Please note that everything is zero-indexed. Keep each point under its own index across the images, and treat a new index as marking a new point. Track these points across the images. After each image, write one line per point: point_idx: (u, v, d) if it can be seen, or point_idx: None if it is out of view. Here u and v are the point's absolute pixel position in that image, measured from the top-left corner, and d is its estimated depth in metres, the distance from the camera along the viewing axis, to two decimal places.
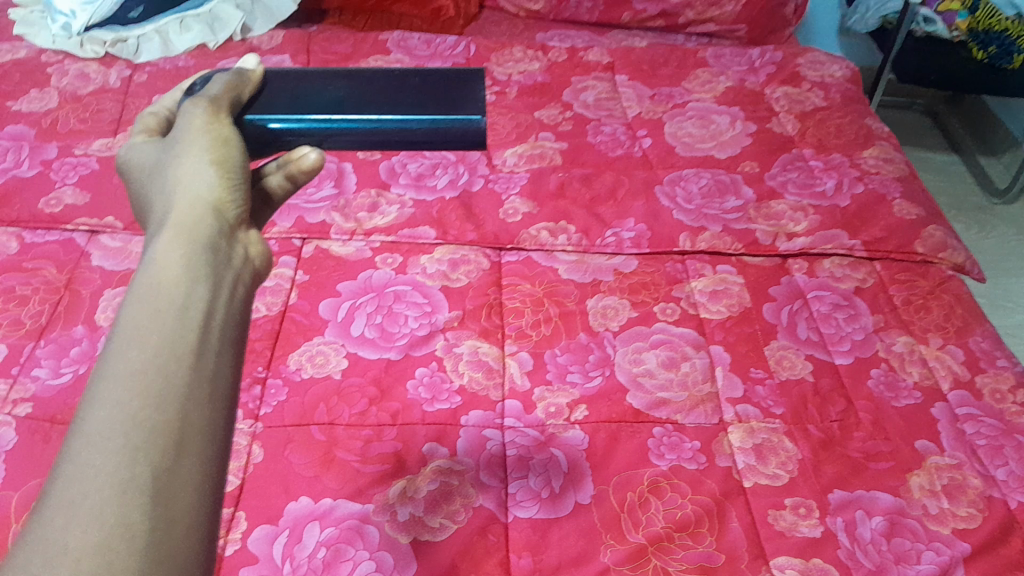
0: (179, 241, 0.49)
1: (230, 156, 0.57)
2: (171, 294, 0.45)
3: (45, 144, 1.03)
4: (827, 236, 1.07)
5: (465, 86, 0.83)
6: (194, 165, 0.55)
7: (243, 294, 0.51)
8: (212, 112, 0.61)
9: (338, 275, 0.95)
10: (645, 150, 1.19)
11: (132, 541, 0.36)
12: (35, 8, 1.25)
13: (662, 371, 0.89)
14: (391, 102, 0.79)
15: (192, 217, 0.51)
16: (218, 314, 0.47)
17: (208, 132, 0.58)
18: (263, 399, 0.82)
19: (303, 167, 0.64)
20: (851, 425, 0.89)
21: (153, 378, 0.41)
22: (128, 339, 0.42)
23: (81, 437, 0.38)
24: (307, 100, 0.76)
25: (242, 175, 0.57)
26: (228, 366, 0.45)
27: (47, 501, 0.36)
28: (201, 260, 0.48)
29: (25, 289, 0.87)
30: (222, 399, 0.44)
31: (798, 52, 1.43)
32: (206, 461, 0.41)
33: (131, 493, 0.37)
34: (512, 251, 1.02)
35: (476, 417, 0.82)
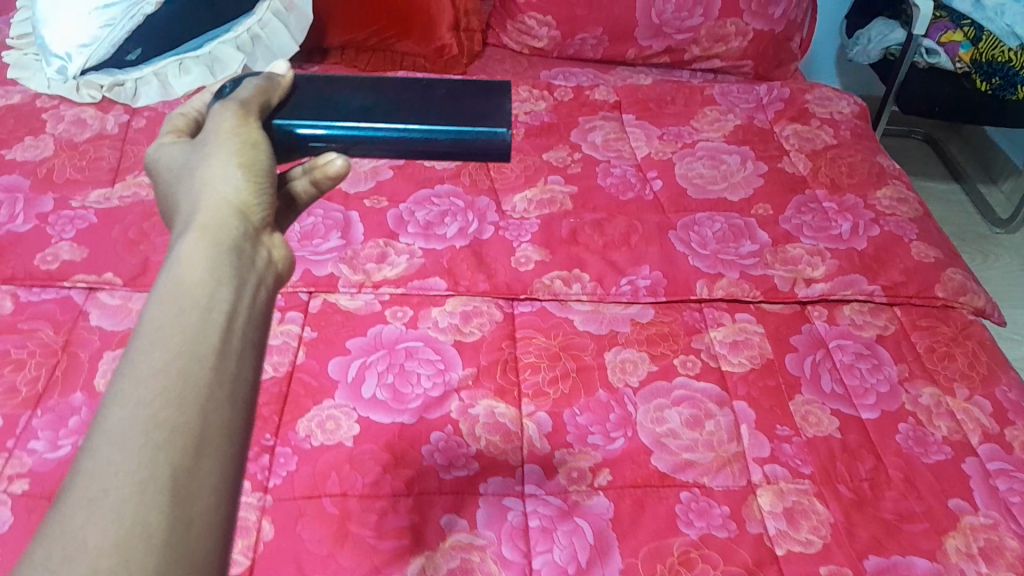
0: (204, 238, 0.48)
1: (257, 158, 0.55)
2: (193, 293, 0.44)
3: (40, 195, 1.00)
4: (846, 281, 1.05)
5: (492, 99, 0.80)
6: (220, 165, 0.53)
7: (267, 294, 0.49)
8: (241, 116, 0.59)
9: (347, 332, 0.92)
10: (656, 192, 1.16)
11: (150, 543, 0.35)
12: (28, 49, 1.22)
13: (686, 431, 0.86)
14: (416, 109, 0.76)
15: (215, 213, 0.50)
16: (240, 312, 0.46)
17: (234, 133, 0.56)
18: (272, 470, 0.79)
19: (329, 173, 0.62)
20: (882, 483, 0.86)
21: (176, 377, 0.40)
22: (151, 338, 0.42)
23: (102, 435, 0.38)
24: (332, 107, 0.74)
25: (268, 176, 0.55)
26: (251, 366, 0.44)
27: (65, 497, 0.36)
28: (225, 259, 0.47)
29: (20, 353, 0.84)
30: (243, 400, 0.43)
31: (805, 88, 1.41)
32: (226, 463, 0.40)
33: (151, 491, 0.37)
34: (525, 301, 0.99)
35: (495, 484, 0.79)
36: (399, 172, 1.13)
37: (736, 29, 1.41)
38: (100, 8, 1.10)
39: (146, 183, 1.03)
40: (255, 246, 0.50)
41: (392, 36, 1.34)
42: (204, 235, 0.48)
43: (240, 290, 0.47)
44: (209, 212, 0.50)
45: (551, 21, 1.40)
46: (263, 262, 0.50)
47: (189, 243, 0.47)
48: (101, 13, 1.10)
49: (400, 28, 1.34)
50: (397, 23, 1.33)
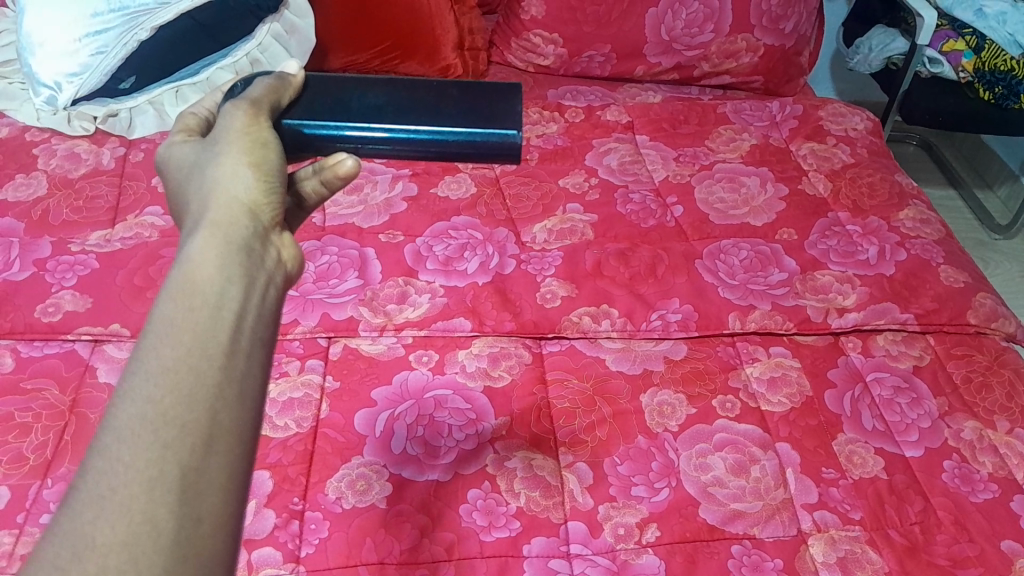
0: (212, 235, 0.46)
1: (268, 154, 0.53)
2: (202, 288, 0.43)
3: (36, 239, 0.98)
4: (878, 310, 1.02)
5: (510, 94, 0.73)
6: (229, 161, 0.51)
7: (278, 291, 0.48)
8: (254, 113, 0.56)
9: (371, 380, 0.87)
10: (677, 218, 1.13)
11: (157, 540, 0.35)
12: (14, 77, 1.17)
13: (732, 479, 0.82)
14: (430, 109, 0.70)
15: (223, 207, 0.48)
16: (250, 305, 0.44)
17: (243, 132, 0.54)
18: (303, 537, 0.74)
19: (339, 174, 0.57)
20: (933, 527, 0.82)
21: (187, 375, 0.39)
22: (162, 334, 0.41)
23: (110, 432, 0.37)
24: (344, 104, 0.68)
25: (278, 173, 0.53)
26: (262, 363, 0.43)
27: (75, 493, 0.35)
28: (234, 256, 0.46)
29: (24, 416, 0.79)
30: (254, 400, 0.41)
31: (818, 103, 1.39)
32: (236, 462, 0.39)
33: (160, 490, 0.36)
34: (553, 340, 0.95)
35: (539, 545, 0.75)
36: (413, 203, 1.10)
37: (747, 45, 1.37)
38: (92, 34, 1.03)
39: (148, 223, 1.01)
40: (264, 244, 0.49)
41: (393, 58, 1.30)
42: (213, 230, 0.46)
43: (249, 286, 0.45)
44: (217, 207, 0.48)
45: (558, 39, 1.36)
46: (273, 260, 0.48)
47: (197, 237, 0.46)
48: (92, 40, 1.04)
49: (402, 48, 1.29)
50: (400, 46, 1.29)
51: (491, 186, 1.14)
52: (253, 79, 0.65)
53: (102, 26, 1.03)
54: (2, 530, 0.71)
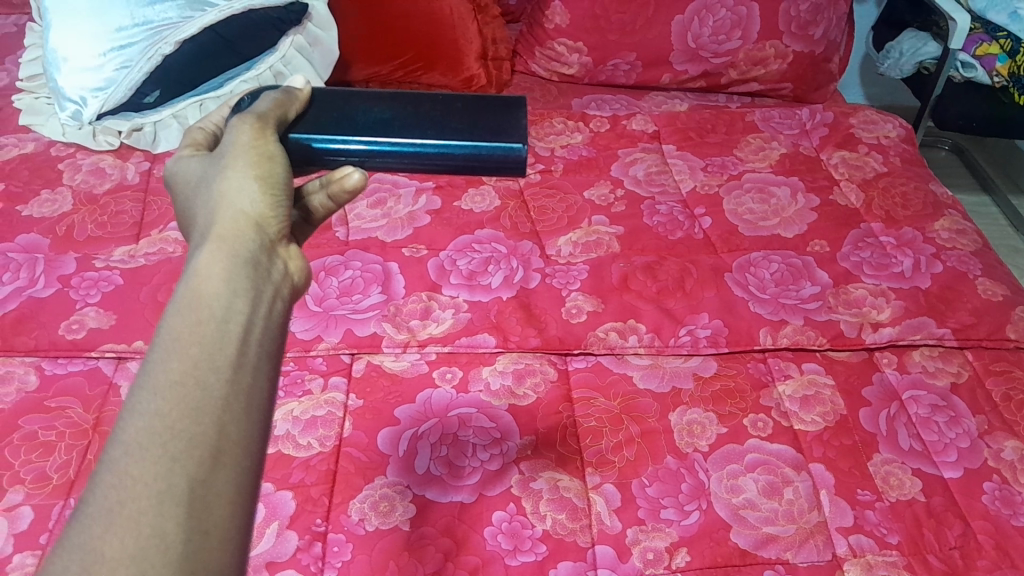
0: (221, 249, 0.45)
1: (276, 169, 0.52)
2: (210, 301, 0.42)
3: (61, 255, 0.98)
4: (914, 325, 0.99)
5: (516, 108, 0.71)
6: (236, 173, 0.50)
7: (285, 304, 0.47)
8: (261, 127, 0.55)
9: (395, 399, 0.86)
10: (706, 230, 1.11)
11: (167, 553, 0.34)
12: (41, 92, 1.18)
13: (765, 501, 0.80)
14: (436, 121, 0.68)
15: (230, 220, 0.48)
16: (257, 318, 0.44)
17: (249, 145, 0.52)
18: (325, 560, 0.73)
19: (345, 188, 0.56)
20: (973, 551, 0.78)
21: (194, 388, 0.39)
22: (169, 347, 0.40)
23: (118, 446, 0.36)
24: (350, 118, 0.67)
25: (285, 186, 0.52)
26: (269, 376, 0.43)
27: (84, 506, 0.35)
28: (241, 269, 0.45)
29: (48, 435, 0.79)
30: (261, 413, 0.41)
31: (849, 111, 1.36)
32: (244, 475, 0.38)
33: (168, 503, 0.35)
34: (579, 356, 0.93)
35: (566, 569, 0.74)
36: (437, 217, 1.09)
37: (775, 52, 1.35)
38: (116, 49, 1.05)
39: (172, 238, 1.01)
40: (271, 257, 0.48)
41: (418, 69, 1.29)
42: (221, 244, 0.46)
43: (256, 298, 0.45)
44: (224, 220, 0.47)
45: (582, 48, 1.34)
46: (280, 273, 0.48)
47: (203, 250, 0.45)
48: (116, 54, 1.05)
49: (427, 59, 1.28)
50: (423, 57, 1.28)
51: (516, 199, 1.13)
52: (259, 93, 0.64)
53: (127, 41, 1.05)
54: (25, 551, 0.70)
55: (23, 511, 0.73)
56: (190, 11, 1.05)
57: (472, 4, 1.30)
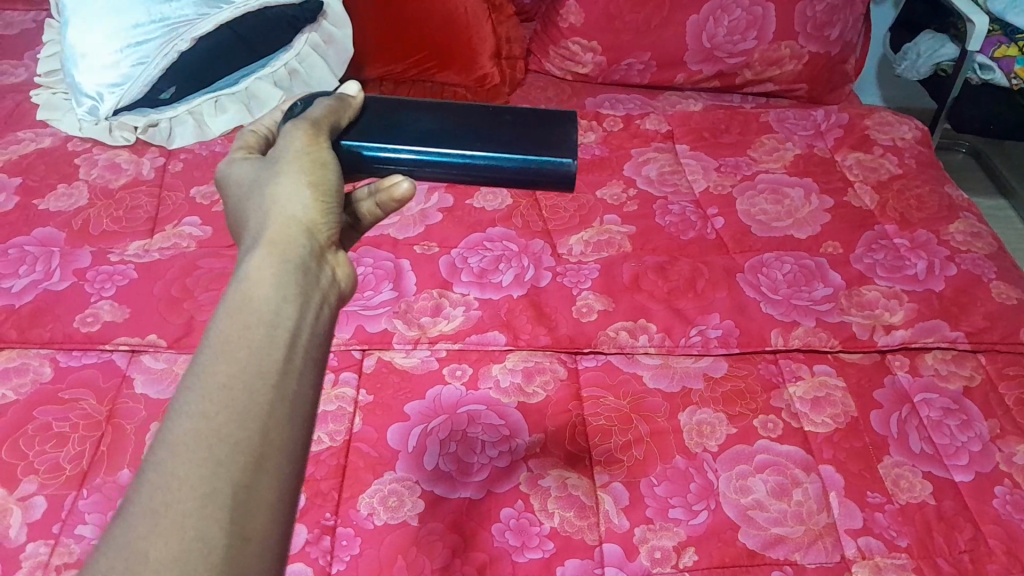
0: (271, 256, 0.47)
1: (327, 176, 0.53)
2: (258, 306, 0.44)
3: (77, 249, 0.99)
4: (927, 328, 0.98)
5: (565, 122, 0.71)
6: (288, 179, 0.52)
7: (331, 310, 0.49)
8: (314, 133, 0.56)
9: (404, 395, 0.86)
10: (718, 231, 1.10)
11: (209, 557, 0.36)
12: (58, 87, 1.19)
13: (773, 502, 0.80)
14: (485, 133, 0.68)
15: (280, 225, 0.49)
16: (304, 324, 0.46)
17: (303, 151, 0.54)
18: (334, 554, 0.73)
19: (394, 197, 0.57)
20: (983, 556, 0.78)
21: (241, 391, 0.41)
22: (218, 350, 0.42)
23: (165, 447, 0.38)
24: (400, 127, 0.67)
25: (336, 192, 0.53)
26: (313, 382, 0.45)
27: (131, 505, 0.37)
28: (291, 275, 0.47)
29: (61, 426, 0.80)
30: (304, 418, 0.43)
31: (864, 112, 1.35)
32: (285, 480, 0.40)
33: (212, 507, 0.37)
34: (589, 355, 0.93)
35: (573, 567, 0.74)
36: (449, 215, 1.09)
37: (790, 52, 1.34)
38: (133, 45, 1.06)
39: (186, 233, 1.02)
40: (320, 263, 0.50)
41: (431, 68, 1.29)
42: (271, 249, 0.48)
43: (304, 304, 0.46)
44: (274, 225, 0.49)
45: (596, 47, 1.35)
46: (328, 279, 0.50)
47: (254, 256, 0.47)
48: (132, 51, 1.06)
49: (441, 58, 1.29)
50: (437, 56, 1.28)
51: (528, 197, 1.13)
52: (312, 98, 0.65)
53: (144, 37, 1.05)
54: (38, 541, 0.71)
55: (37, 500, 0.74)
56: (206, 8, 1.06)
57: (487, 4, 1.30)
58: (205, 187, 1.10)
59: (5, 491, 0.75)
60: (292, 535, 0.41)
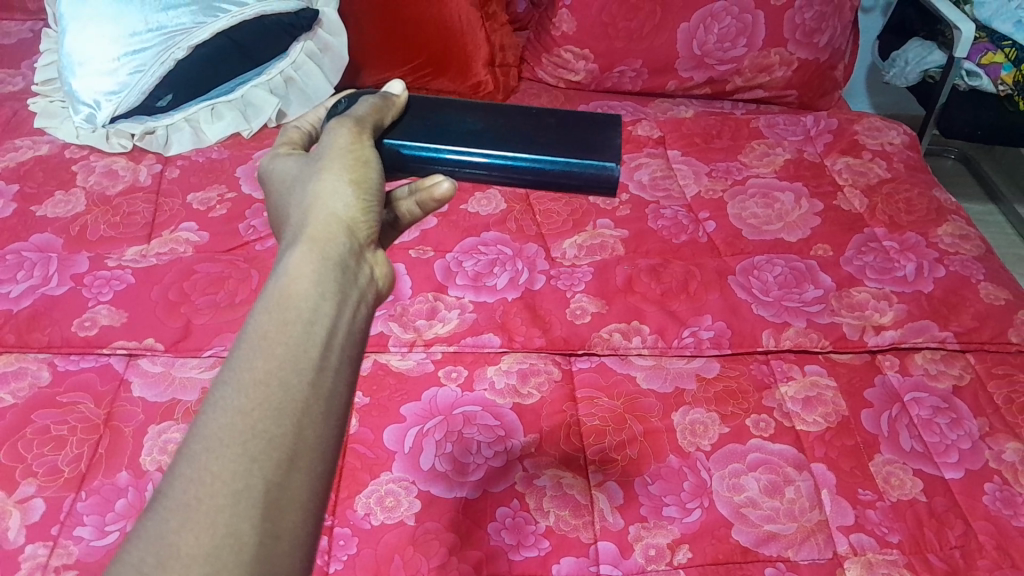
0: (311, 253, 0.48)
1: (367, 175, 0.54)
2: (297, 303, 0.45)
3: (74, 255, 1.00)
4: (916, 329, 1.00)
5: (607, 128, 0.72)
6: (330, 176, 0.53)
7: (368, 309, 0.50)
8: (358, 131, 0.57)
9: (401, 397, 0.87)
10: (710, 234, 1.12)
11: (240, 554, 0.37)
12: (56, 96, 1.20)
13: (766, 500, 0.81)
14: (529, 137, 0.69)
15: (320, 221, 0.50)
16: (341, 322, 0.47)
17: (347, 148, 0.55)
18: (332, 553, 0.74)
19: (434, 196, 0.58)
20: (975, 551, 0.79)
21: (278, 388, 0.42)
22: (256, 345, 0.43)
23: (199, 441, 0.39)
24: (444, 128, 0.68)
25: (378, 191, 0.54)
26: (347, 381, 0.45)
27: (165, 497, 0.38)
28: (329, 272, 0.48)
29: (60, 429, 0.81)
30: (337, 416, 0.44)
31: (854, 118, 1.37)
32: (316, 478, 0.41)
33: (244, 504, 0.38)
34: (583, 356, 0.94)
35: (569, 565, 0.75)
36: (443, 219, 1.10)
37: (780, 59, 1.36)
38: (130, 53, 1.07)
39: (183, 239, 1.03)
40: (358, 261, 0.50)
41: (427, 74, 1.31)
42: (312, 245, 0.49)
43: (341, 303, 0.47)
44: (315, 222, 0.50)
45: (589, 54, 1.36)
46: (366, 277, 0.51)
47: (295, 252, 0.48)
48: (130, 59, 1.07)
49: (435, 65, 1.30)
50: (431, 63, 1.29)
51: (522, 202, 1.14)
52: (357, 97, 0.66)
53: (141, 45, 1.07)
54: (36, 542, 0.72)
55: (36, 502, 0.75)
56: (203, 16, 1.08)
57: (481, 11, 1.32)
58: (202, 193, 1.11)
59: (4, 494, 0.75)
60: (320, 534, 0.42)
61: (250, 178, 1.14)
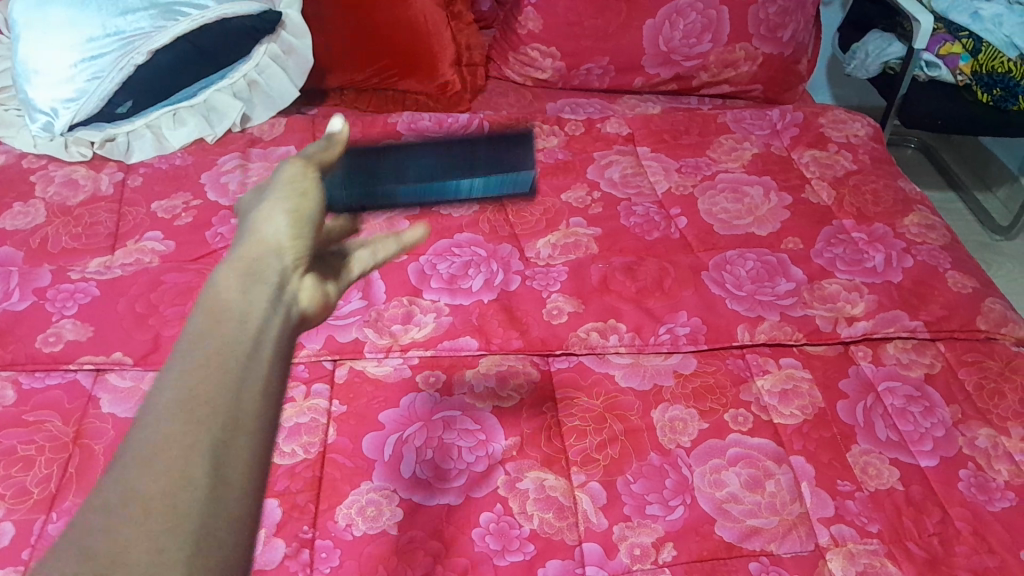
0: (242, 268, 0.47)
1: (304, 209, 0.53)
2: (229, 304, 0.43)
3: (36, 268, 0.97)
4: (888, 319, 1.01)
5: (517, 143, 0.91)
6: (268, 210, 0.52)
7: (302, 326, 0.48)
8: (302, 174, 0.56)
9: (379, 404, 0.86)
10: (682, 230, 1.12)
11: (178, 532, 0.34)
12: (10, 103, 1.16)
13: (747, 494, 0.81)
14: (460, 161, 0.89)
15: (254, 246, 0.49)
16: (275, 319, 0.45)
17: (287, 187, 0.54)
18: (313, 567, 0.73)
19: (405, 244, 0.59)
20: (952, 538, 0.80)
21: (212, 370, 0.39)
22: (191, 339, 0.41)
23: (133, 432, 0.37)
24: (391, 168, 0.87)
25: (314, 224, 0.53)
26: (287, 367, 0.43)
27: (96, 488, 0.35)
28: (261, 284, 0.46)
29: (27, 449, 0.78)
30: (278, 398, 0.41)
31: (818, 111, 1.38)
32: (260, 453, 0.38)
33: (180, 480, 0.35)
34: (561, 357, 0.94)
35: (555, 567, 0.74)
36: None
37: (745, 54, 1.37)
38: (88, 59, 1.05)
39: (148, 248, 1.01)
40: (291, 280, 0.48)
41: (393, 75, 1.29)
42: (243, 263, 0.47)
43: (275, 306, 0.46)
44: (249, 245, 0.49)
45: (555, 52, 1.36)
46: (298, 295, 0.48)
47: (225, 268, 0.46)
48: (87, 64, 1.05)
49: (402, 66, 1.28)
50: (396, 63, 1.28)
51: (493, 202, 1.13)
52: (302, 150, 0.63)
53: (99, 51, 1.05)
54: (6, 568, 0.70)
55: (4, 527, 0.72)
56: (162, 20, 1.07)
57: (445, 11, 1.30)
58: (167, 201, 1.08)
59: None
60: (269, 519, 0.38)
61: (215, 183, 1.11)
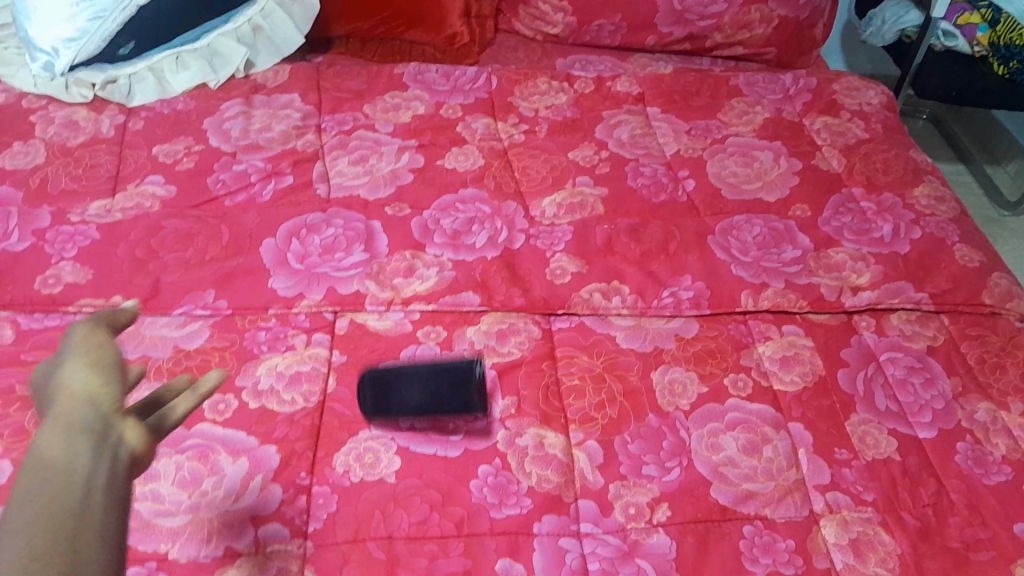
0: (57, 432, 0.42)
1: (107, 355, 0.47)
2: (48, 478, 0.40)
3: (35, 208, 0.96)
4: (893, 289, 1.00)
5: None
6: (62, 367, 0.46)
7: (134, 470, 0.44)
8: (94, 327, 0.50)
9: (378, 356, 0.86)
10: (689, 193, 1.11)
11: None
12: (9, 43, 1.15)
13: (744, 458, 0.81)
14: None
15: (59, 408, 0.44)
16: (97, 481, 0.41)
17: (78, 343, 0.48)
18: (310, 513, 0.72)
19: (201, 391, 0.48)
20: (946, 509, 0.80)
21: (31, 557, 0.37)
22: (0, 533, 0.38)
23: None
24: None
25: (122, 367, 0.47)
26: (120, 525, 0.41)
27: None
28: (79, 448, 0.42)
29: (24, 389, 0.78)
30: (113, 564, 0.39)
31: (832, 77, 1.36)
32: None
33: None
34: (562, 316, 0.93)
35: (550, 524, 0.74)
36: (420, 175, 1.07)
37: (760, 16, 1.34)
38: None
39: (149, 193, 1.00)
40: (111, 432, 0.44)
41: (398, 26, 1.27)
42: (54, 431, 0.42)
43: (103, 458, 0.42)
44: (52, 411, 0.44)
45: (567, 6, 1.33)
46: (121, 447, 0.44)
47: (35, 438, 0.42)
48: (88, 4, 1.03)
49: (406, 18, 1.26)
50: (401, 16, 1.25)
51: (499, 159, 1.12)
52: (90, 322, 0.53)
53: None
54: None
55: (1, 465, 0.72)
56: None
57: None
58: (168, 145, 1.07)
59: None
60: None
61: (217, 130, 1.10)
